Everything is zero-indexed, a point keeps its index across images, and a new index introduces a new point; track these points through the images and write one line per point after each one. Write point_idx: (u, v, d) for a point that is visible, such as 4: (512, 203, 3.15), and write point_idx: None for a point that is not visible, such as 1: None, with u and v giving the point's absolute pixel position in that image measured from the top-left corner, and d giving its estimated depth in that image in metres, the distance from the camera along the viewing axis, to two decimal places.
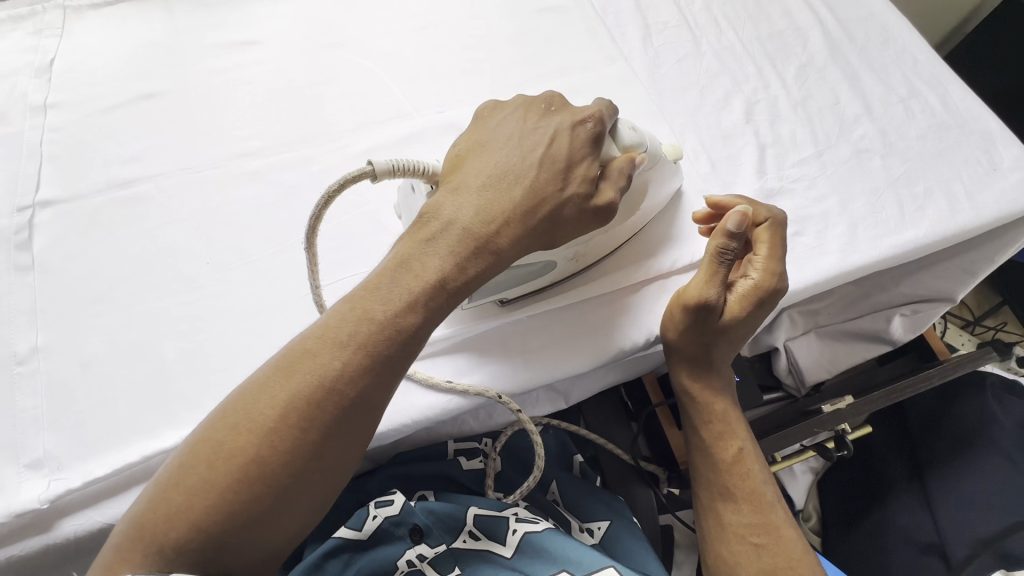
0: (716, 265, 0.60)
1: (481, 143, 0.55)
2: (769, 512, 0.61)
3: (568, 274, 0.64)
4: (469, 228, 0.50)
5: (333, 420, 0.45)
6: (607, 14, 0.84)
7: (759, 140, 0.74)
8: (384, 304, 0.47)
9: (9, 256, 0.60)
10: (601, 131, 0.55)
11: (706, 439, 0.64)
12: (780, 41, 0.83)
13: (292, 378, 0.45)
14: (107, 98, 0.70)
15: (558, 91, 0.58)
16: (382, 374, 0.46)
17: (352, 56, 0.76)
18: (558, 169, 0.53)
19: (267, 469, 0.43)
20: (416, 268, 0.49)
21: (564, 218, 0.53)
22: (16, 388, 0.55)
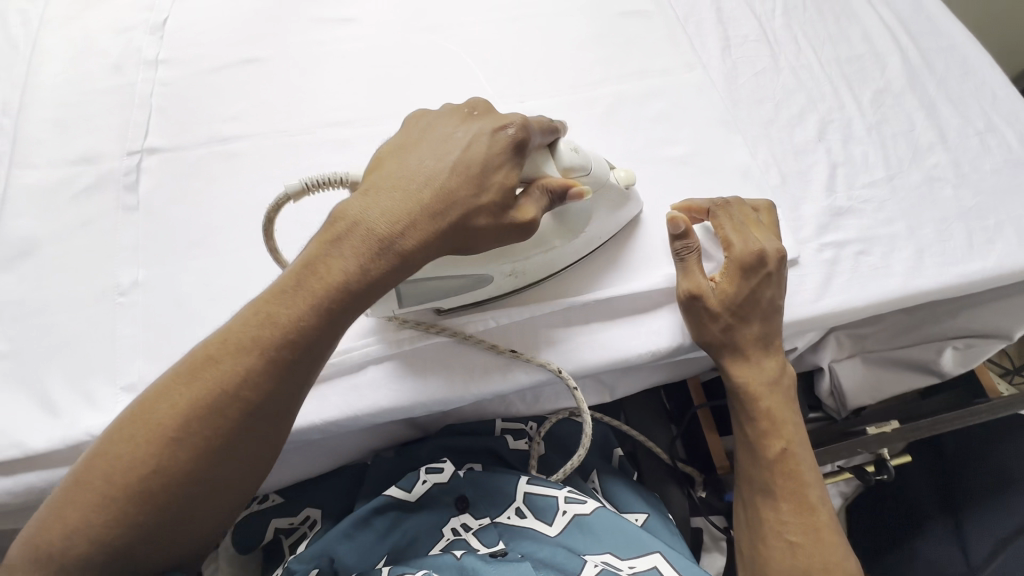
0: (682, 264, 0.64)
1: (400, 148, 0.54)
2: (811, 513, 0.61)
3: (507, 289, 0.63)
4: (375, 229, 0.48)
5: (234, 427, 0.45)
6: (688, 22, 0.86)
7: (830, 158, 0.75)
8: (288, 308, 0.47)
9: (118, 195, 0.65)
10: (523, 137, 0.53)
11: (752, 436, 0.65)
12: (858, 64, 0.83)
13: (193, 386, 0.45)
14: (213, 60, 0.75)
15: (483, 98, 0.58)
16: (290, 376, 0.47)
17: (442, 41, 0.79)
18: (470, 176, 0.51)
19: (167, 478, 0.43)
20: (320, 271, 0.48)
21: (475, 224, 0.51)
22: (117, 316, 0.59)
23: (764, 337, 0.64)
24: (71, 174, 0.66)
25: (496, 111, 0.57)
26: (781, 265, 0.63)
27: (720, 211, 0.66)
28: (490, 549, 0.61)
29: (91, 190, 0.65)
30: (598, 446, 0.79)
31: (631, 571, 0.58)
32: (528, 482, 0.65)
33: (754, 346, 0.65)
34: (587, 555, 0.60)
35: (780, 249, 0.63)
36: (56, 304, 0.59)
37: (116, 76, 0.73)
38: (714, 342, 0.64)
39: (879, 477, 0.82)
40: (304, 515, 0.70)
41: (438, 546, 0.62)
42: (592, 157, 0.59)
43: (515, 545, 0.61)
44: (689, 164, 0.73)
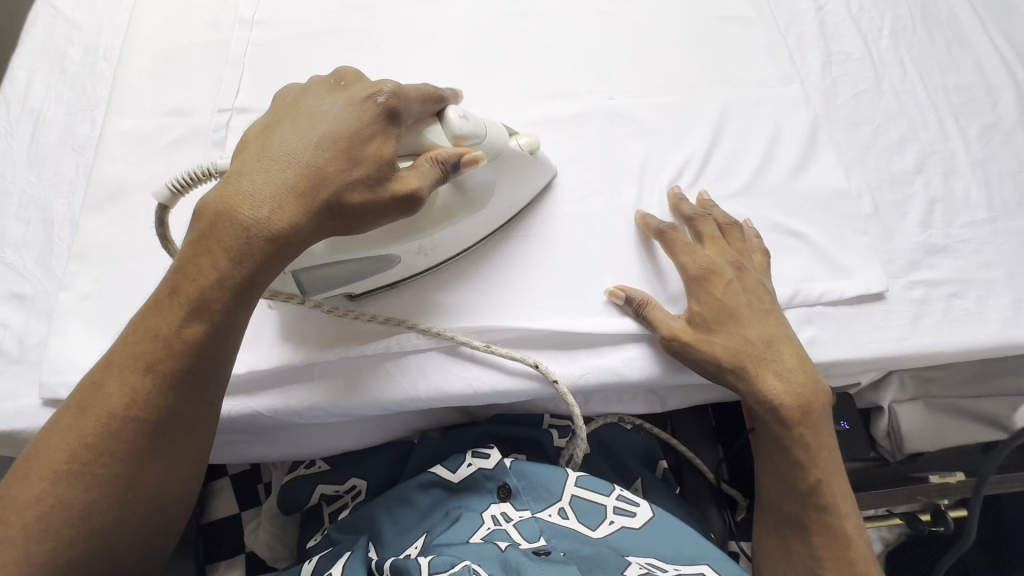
0: (643, 318, 0.61)
1: (265, 131, 0.50)
2: (845, 545, 0.59)
3: (419, 267, 0.62)
4: (241, 222, 0.46)
5: (131, 445, 0.45)
6: (788, 33, 0.82)
7: (928, 193, 0.71)
8: (169, 321, 0.46)
9: (207, 151, 0.66)
10: (395, 102, 0.51)
11: (783, 467, 0.61)
12: (968, 95, 0.79)
13: (81, 416, 0.45)
14: (307, 25, 0.75)
15: (350, 66, 0.55)
16: (181, 385, 0.47)
17: (535, 29, 0.78)
18: (341, 148, 0.49)
19: (68, 511, 0.44)
20: (194, 276, 0.47)
21: (353, 200, 0.49)
22: None
23: (767, 339, 0.60)
24: (162, 125, 0.67)
25: (361, 77, 0.54)
26: (732, 262, 0.62)
27: (670, 229, 0.64)
28: (531, 544, 0.59)
29: (181, 142, 0.66)
30: (642, 454, 0.77)
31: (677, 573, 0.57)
32: (576, 484, 0.63)
33: (770, 357, 0.60)
34: (630, 556, 0.58)
35: (734, 262, 0.62)
36: (139, 251, 0.60)
37: (212, 32, 0.73)
38: (731, 363, 0.59)
39: (934, 528, 0.81)
40: (351, 485, 0.69)
41: (477, 534, 0.60)
42: (484, 123, 0.56)
43: (556, 542, 0.59)
44: (777, 181, 0.71)
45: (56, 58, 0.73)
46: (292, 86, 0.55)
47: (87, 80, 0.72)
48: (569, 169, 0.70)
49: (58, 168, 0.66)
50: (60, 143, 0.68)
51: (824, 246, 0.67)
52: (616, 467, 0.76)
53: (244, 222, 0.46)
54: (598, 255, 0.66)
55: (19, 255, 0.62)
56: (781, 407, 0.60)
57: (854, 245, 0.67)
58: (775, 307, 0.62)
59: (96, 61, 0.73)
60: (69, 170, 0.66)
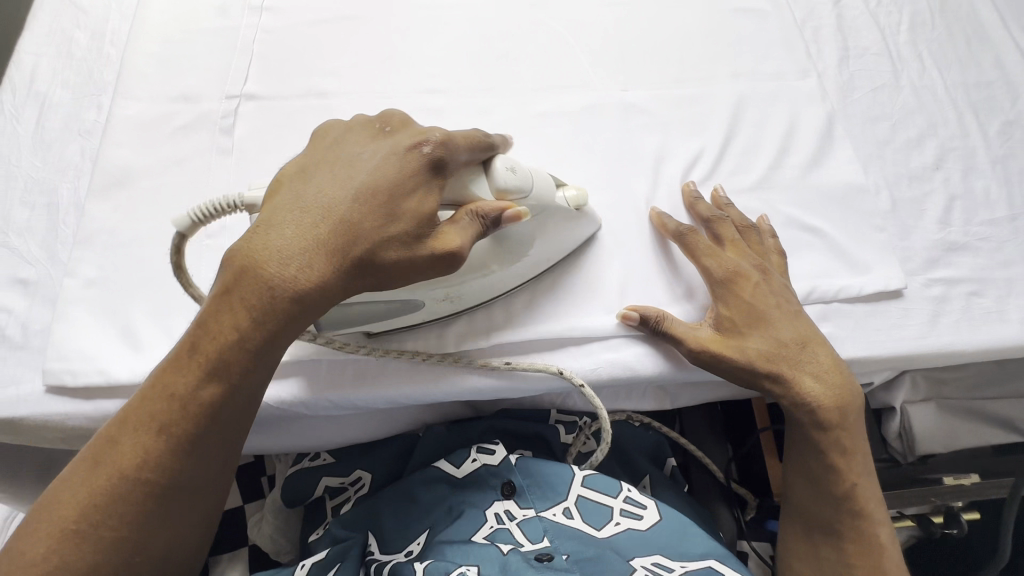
0: (664, 329, 0.59)
1: (303, 175, 0.49)
2: (876, 554, 0.59)
3: (442, 314, 0.59)
4: (265, 280, 0.45)
5: (139, 505, 0.45)
6: (805, 26, 0.81)
7: (947, 190, 0.70)
8: (187, 378, 0.46)
9: (214, 137, 0.65)
10: (443, 155, 0.49)
11: (818, 470, 0.60)
12: (987, 91, 0.77)
13: (94, 472, 0.45)
14: (317, 13, 0.74)
15: (400, 110, 0.53)
16: (194, 446, 0.46)
17: (548, 19, 0.76)
18: (376, 203, 0.47)
19: (70, 572, 0.43)
20: (213, 333, 0.46)
21: (382, 258, 0.47)
22: (205, 258, 0.59)
23: (799, 340, 0.59)
24: (169, 111, 0.66)
25: (410, 124, 0.53)
26: (757, 264, 0.61)
27: (688, 232, 0.63)
28: (534, 545, 0.57)
29: (188, 128, 0.65)
30: (649, 452, 0.76)
31: (683, 570, 0.55)
32: (582, 484, 0.62)
33: (804, 360, 0.59)
34: (634, 560, 0.56)
35: (758, 264, 0.61)
36: (143, 238, 0.59)
37: (220, 18, 0.72)
38: (766, 367, 0.58)
39: (946, 530, 0.80)
40: (355, 476, 0.69)
41: (480, 532, 0.59)
42: (531, 174, 0.55)
43: (559, 542, 0.58)
44: (793, 176, 0.70)
45: (63, 43, 0.72)
46: (334, 122, 0.54)
47: (93, 65, 0.71)
48: (581, 161, 0.69)
49: (63, 153, 0.66)
50: (65, 128, 0.67)
51: (840, 243, 0.66)
52: (623, 464, 0.74)
53: (268, 281, 0.45)
54: (610, 251, 0.65)
55: (23, 241, 0.61)
56: (821, 409, 0.58)
57: (871, 242, 0.66)
58: (801, 308, 0.61)
59: (103, 46, 0.72)
60: (74, 155, 0.66)
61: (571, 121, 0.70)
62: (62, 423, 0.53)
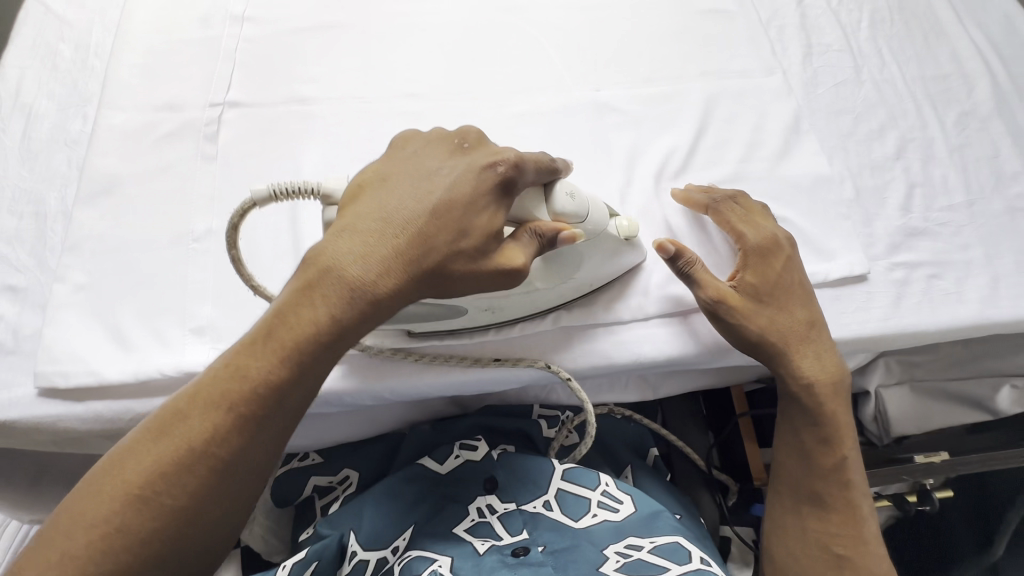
0: (693, 275, 0.60)
1: (381, 179, 0.52)
2: (859, 525, 0.61)
3: (480, 322, 0.62)
4: (347, 278, 0.48)
5: (203, 482, 0.45)
6: (770, 25, 0.84)
7: (907, 178, 0.73)
8: (260, 362, 0.47)
9: (199, 144, 0.66)
10: (512, 177, 0.51)
11: (808, 443, 0.63)
12: (944, 84, 0.81)
13: (162, 442, 0.45)
14: (297, 22, 0.76)
15: (476, 128, 0.56)
16: (260, 429, 0.47)
17: (521, 23, 0.79)
18: (453, 218, 0.50)
19: (134, 537, 0.43)
20: (291, 322, 0.48)
21: (454, 270, 0.50)
22: (191, 261, 0.60)
23: (811, 322, 0.62)
24: (154, 120, 0.67)
25: (487, 144, 0.56)
26: (784, 245, 0.64)
27: (725, 199, 0.66)
28: (514, 538, 0.59)
29: (173, 136, 0.67)
30: (632, 443, 0.78)
31: (653, 545, 0.58)
32: (562, 478, 0.64)
33: (813, 339, 0.62)
34: (608, 549, 0.58)
35: (789, 235, 0.64)
36: (131, 244, 0.61)
37: (203, 28, 0.74)
38: (775, 338, 0.61)
39: (920, 508, 0.81)
40: (343, 474, 0.71)
41: (461, 525, 0.61)
42: (588, 201, 0.57)
43: (537, 534, 0.60)
44: (760, 169, 0.72)
45: (48, 55, 0.73)
46: (413, 133, 0.57)
47: (79, 77, 0.72)
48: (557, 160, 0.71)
49: (50, 163, 0.67)
50: (51, 138, 0.68)
51: (806, 232, 0.68)
52: (605, 455, 0.76)
53: (351, 280, 0.48)
54: None
55: (12, 249, 0.62)
56: (810, 387, 0.62)
57: (836, 231, 0.69)
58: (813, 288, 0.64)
59: (87, 57, 0.74)
60: (61, 165, 0.67)
61: (546, 121, 0.73)
62: (54, 425, 0.54)
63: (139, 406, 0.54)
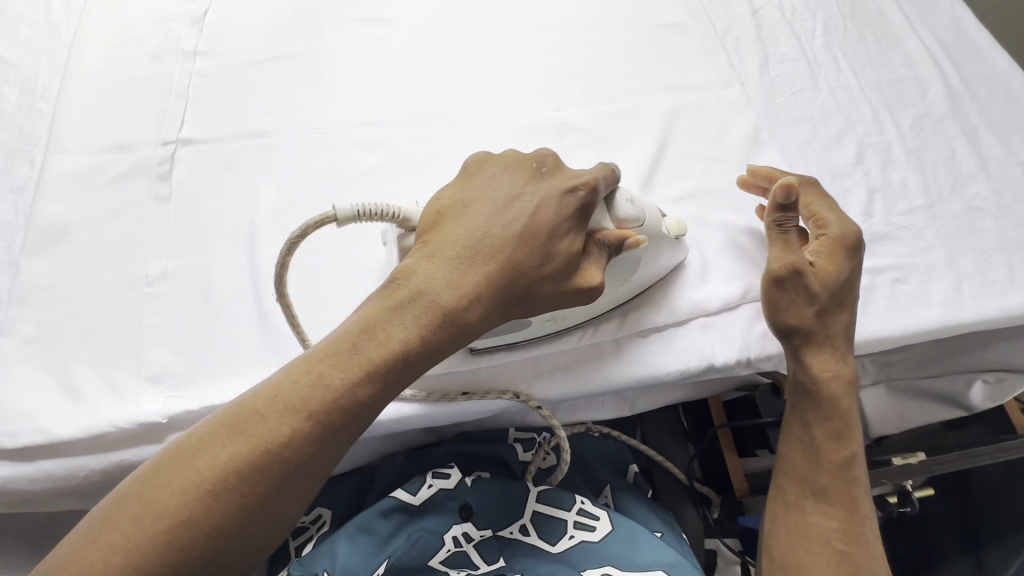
0: (783, 236, 0.62)
1: (464, 203, 0.55)
2: (861, 522, 0.60)
3: (542, 334, 0.62)
4: (438, 300, 0.51)
5: (272, 486, 0.45)
6: (727, 37, 0.85)
7: (867, 183, 0.74)
8: (342, 372, 0.48)
9: (151, 184, 0.65)
10: (592, 201, 0.54)
11: (818, 437, 0.62)
12: (899, 88, 0.82)
13: (238, 440, 0.45)
14: (250, 54, 0.75)
15: (552, 152, 0.58)
16: (333, 440, 0.47)
17: (478, 46, 0.79)
18: (538, 244, 0.53)
19: (196, 530, 0.42)
20: (379, 337, 0.50)
21: (537, 291, 0.53)
22: (145, 305, 0.58)
23: (852, 329, 0.62)
24: (105, 161, 0.66)
25: (563, 168, 0.58)
26: (859, 250, 0.63)
27: (817, 190, 0.67)
28: (490, 566, 0.61)
29: (124, 177, 0.65)
30: (611, 460, 0.77)
31: None
32: (538, 500, 0.65)
33: (846, 347, 0.62)
34: (586, 571, 0.60)
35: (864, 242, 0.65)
36: (83, 291, 0.59)
37: (154, 65, 0.73)
38: (819, 325, 0.61)
39: (901, 510, 0.79)
40: (316, 514, 0.69)
41: (437, 556, 0.61)
42: (643, 206, 0.59)
43: (515, 561, 0.62)
44: (722, 181, 0.73)
45: None
46: (489, 155, 0.59)
47: (25, 120, 0.70)
48: None
49: None
50: None
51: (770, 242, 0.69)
52: (584, 474, 0.76)
53: (442, 304, 0.51)
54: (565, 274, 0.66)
55: None
56: (822, 391, 0.61)
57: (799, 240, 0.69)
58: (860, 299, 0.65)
59: (34, 100, 0.72)
60: (8, 212, 0.65)
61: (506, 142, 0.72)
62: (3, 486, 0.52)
63: (93, 461, 0.52)
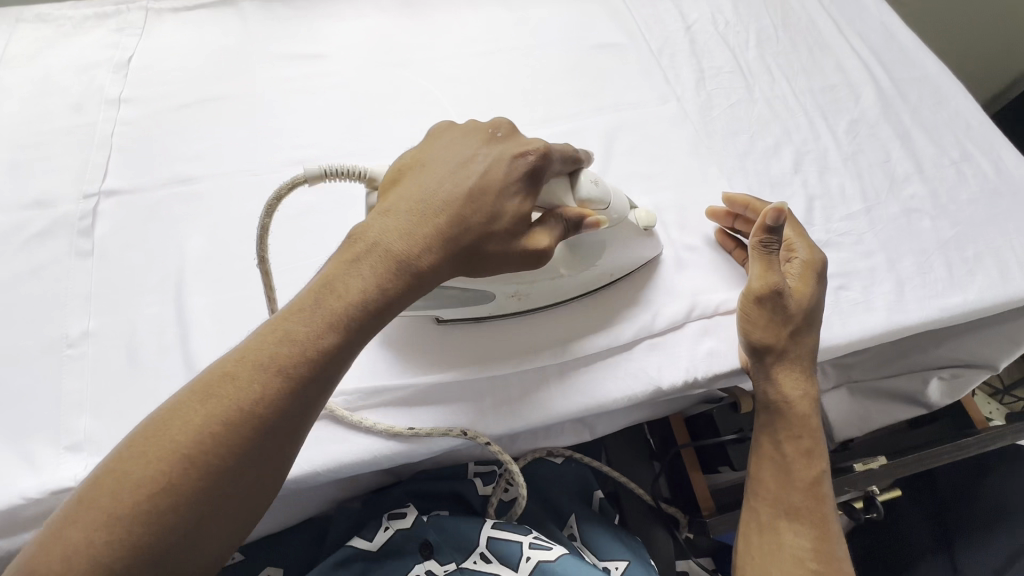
0: (767, 256, 0.60)
1: (422, 163, 0.53)
2: (832, 544, 0.58)
3: (507, 310, 0.63)
4: (394, 250, 0.47)
5: (251, 445, 0.40)
6: (662, 54, 0.85)
7: (806, 191, 0.74)
8: (308, 324, 0.43)
9: (72, 240, 0.62)
10: (544, 165, 0.53)
11: (790, 455, 0.61)
12: (833, 95, 0.83)
13: (210, 402, 0.40)
14: (177, 98, 0.73)
15: (509, 120, 0.57)
16: (309, 392, 0.42)
17: (412, 77, 0.78)
18: (486, 201, 0.51)
19: (181, 497, 0.37)
20: (339, 290, 0.45)
21: (486, 249, 0.51)
22: (65, 369, 0.56)
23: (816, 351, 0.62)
24: (23, 219, 0.63)
25: (520, 136, 0.56)
26: (825, 276, 0.64)
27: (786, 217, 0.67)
28: None
29: (44, 234, 0.62)
30: (576, 488, 0.75)
31: None
32: (493, 526, 0.63)
33: (808, 367, 0.62)
34: None
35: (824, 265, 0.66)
36: None
37: (76, 115, 0.71)
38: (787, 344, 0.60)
39: (869, 516, 0.79)
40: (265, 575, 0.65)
41: None
42: (609, 190, 0.58)
43: None
44: (662, 198, 0.72)
45: None
46: (449, 123, 0.58)
47: None
48: None
49: None
50: None
51: (714, 257, 0.69)
52: (548, 506, 0.73)
53: (398, 253, 0.47)
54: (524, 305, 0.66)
55: None
56: (793, 410, 0.61)
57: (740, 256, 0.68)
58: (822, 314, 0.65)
59: None
60: None
61: None
62: None
63: (8, 543, 0.49)
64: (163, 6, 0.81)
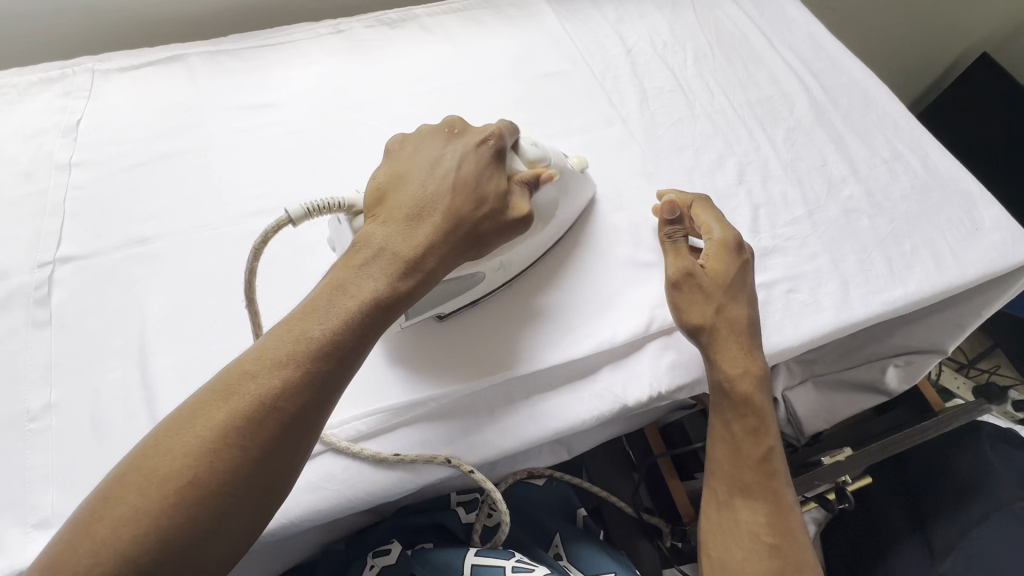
0: (674, 245, 0.68)
1: (398, 176, 0.56)
2: (785, 516, 0.61)
3: (496, 284, 0.65)
4: (400, 252, 0.51)
5: (273, 440, 0.41)
6: (606, 77, 0.89)
7: (751, 200, 0.78)
8: (321, 324, 0.45)
9: (27, 311, 0.62)
10: (501, 146, 0.58)
11: (737, 433, 0.63)
12: (768, 105, 0.88)
13: (232, 398, 0.41)
14: (130, 158, 0.74)
15: (458, 117, 0.61)
16: (327, 389, 0.44)
17: (365, 118, 0.80)
18: (470, 191, 0.55)
19: (206, 489, 0.39)
20: (351, 290, 0.48)
21: (482, 231, 0.55)
22: (27, 444, 0.55)
23: (752, 324, 0.64)
24: None
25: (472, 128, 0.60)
26: (741, 248, 0.66)
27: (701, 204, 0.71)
28: None
29: None
30: (560, 507, 0.77)
31: None
32: (476, 554, 0.63)
33: (747, 342, 0.63)
34: None
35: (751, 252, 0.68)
36: None
37: (26, 183, 0.71)
38: (715, 321, 0.63)
39: (842, 506, 0.82)
40: None
41: None
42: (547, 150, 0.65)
43: None
44: (616, 216, 0.74)
45: None
46: (402, 135, 0.61)
47: None
48: None
49: None
50: None
51: None
52: (531, 527, 0.74)
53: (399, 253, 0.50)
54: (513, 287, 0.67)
55: None
56: (736, 388, 0.62)
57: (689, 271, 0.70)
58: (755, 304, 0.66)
59: None
60: None
61: None
62: None
63: None
64: (110, 67, 0.81)
